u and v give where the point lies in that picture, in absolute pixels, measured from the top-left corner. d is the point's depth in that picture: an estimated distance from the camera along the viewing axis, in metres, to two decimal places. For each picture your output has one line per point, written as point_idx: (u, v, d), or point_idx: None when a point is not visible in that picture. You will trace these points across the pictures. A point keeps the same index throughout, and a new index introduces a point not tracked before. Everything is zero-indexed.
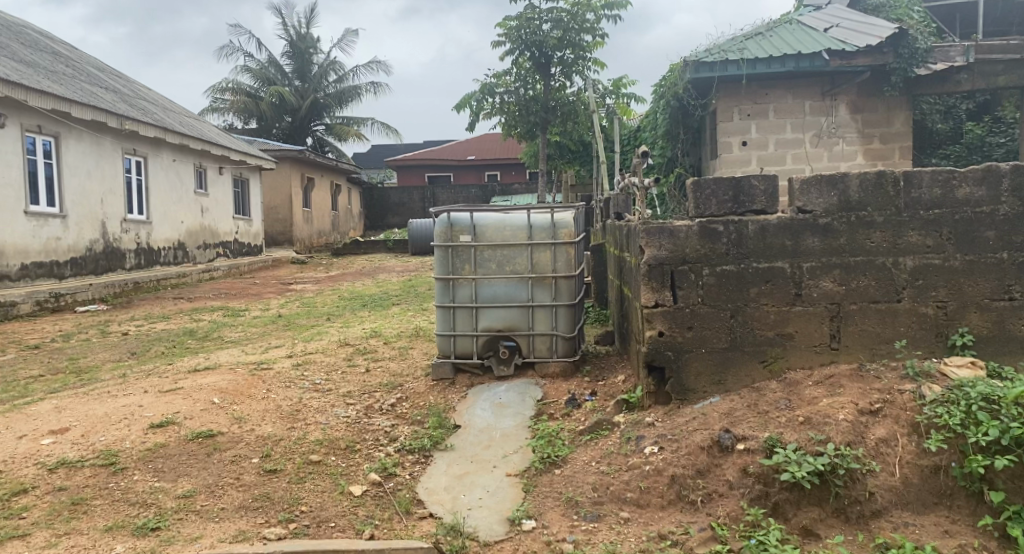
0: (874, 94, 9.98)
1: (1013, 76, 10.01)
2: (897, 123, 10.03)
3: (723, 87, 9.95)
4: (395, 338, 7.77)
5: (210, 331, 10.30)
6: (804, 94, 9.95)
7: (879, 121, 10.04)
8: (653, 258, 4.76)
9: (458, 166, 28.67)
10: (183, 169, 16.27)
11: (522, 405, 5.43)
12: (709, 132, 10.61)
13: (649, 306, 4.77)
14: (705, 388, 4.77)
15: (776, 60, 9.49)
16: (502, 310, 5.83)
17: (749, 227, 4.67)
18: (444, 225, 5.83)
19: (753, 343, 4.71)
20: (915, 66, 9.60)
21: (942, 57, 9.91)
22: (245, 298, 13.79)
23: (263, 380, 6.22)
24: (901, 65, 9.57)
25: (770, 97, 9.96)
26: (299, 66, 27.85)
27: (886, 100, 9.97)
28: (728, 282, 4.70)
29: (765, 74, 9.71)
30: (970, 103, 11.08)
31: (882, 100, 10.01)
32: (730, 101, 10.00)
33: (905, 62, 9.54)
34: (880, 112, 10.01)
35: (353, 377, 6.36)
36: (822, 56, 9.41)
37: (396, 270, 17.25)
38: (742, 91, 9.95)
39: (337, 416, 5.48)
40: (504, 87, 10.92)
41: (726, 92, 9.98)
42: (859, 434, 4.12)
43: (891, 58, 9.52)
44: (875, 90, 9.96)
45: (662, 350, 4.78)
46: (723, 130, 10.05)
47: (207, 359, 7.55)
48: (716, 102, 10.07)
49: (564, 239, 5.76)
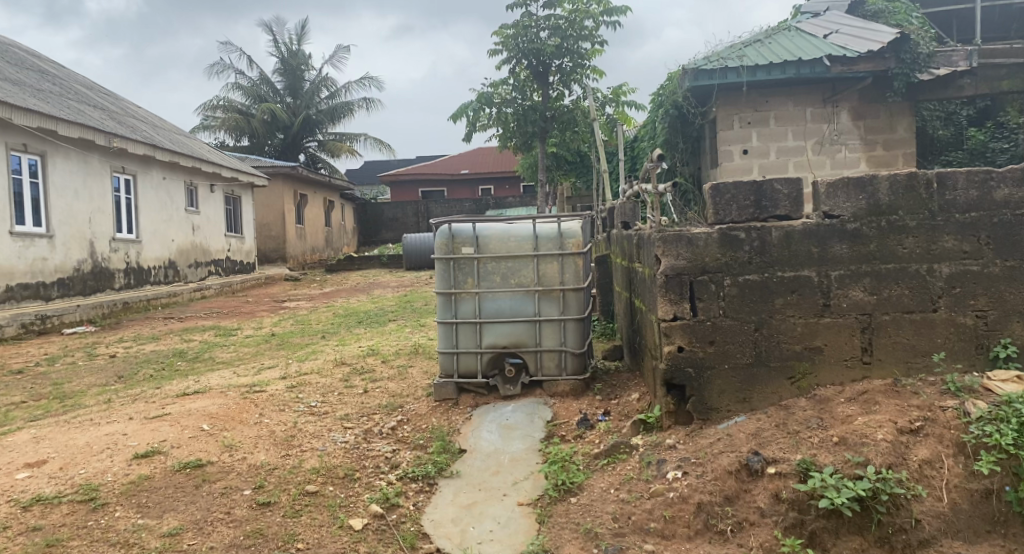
0: (877, 100, 9.75)
1: (1016, 80, 9.85)
2: (899, 129, 9.82)
3: (723, 95, 9.71)
4: (393, 357, 7.43)
5: (200, 352, 9.95)
6: (806, 102, 9.71)
7: (882, 127, 9.82)
8: (670, 268, 4.47)
9: (452, 181, 28.42)
10: (173, 186, 15.95)
11: (532, 427, 5.11)
12: (708, 141, 10.36)
13: (667, 320, 4.49)
14: (729, 407, 4.47)
15: (777, 67, 9.26)
16: (507, 326, 5.51)
17: (772, 234, 4.39)
18: (445, 237, 5.53)
19: (780, 358, 4.41)
20: (917, 71, 9.40)
21: (945, 62, 9.72)
22: (237, 317, 13.45)
23: (256, 404, 5.87)
24: (903, 71, 9.36)
25: (771, 104, 9.71)
26: (291, 83, 27.64)
27: (889, 106, 9.76)
28: (751, 293, 4.42)
29: (766, 81, 9.47)
30: (971, 109, 10.86)
31: (884, 106, 9.80)
32: (729, 109, 9.73)
33: (907, 67, 9.33)
34: (882, 118, 9.79)
35: (350, 399, 6.02)
36: (822, 63, 9.19)
37: (391, 286, 16.95)
38: (742, 98, 9.69)
39: (334, 441, 5.14)
40: (501, 96, 10.64)
41: (727, 101, 9.72)
42: (901, 455, 3.82)
43: (892, 63, 9.31)
44: (877, 96, 9.74)
45: (681, 367, 4.49)
46: (722, 139, 9.79)
47: (197, 383, 7.20)
48: (716, 110, 9.78)
49: (572, 249, 5.45)
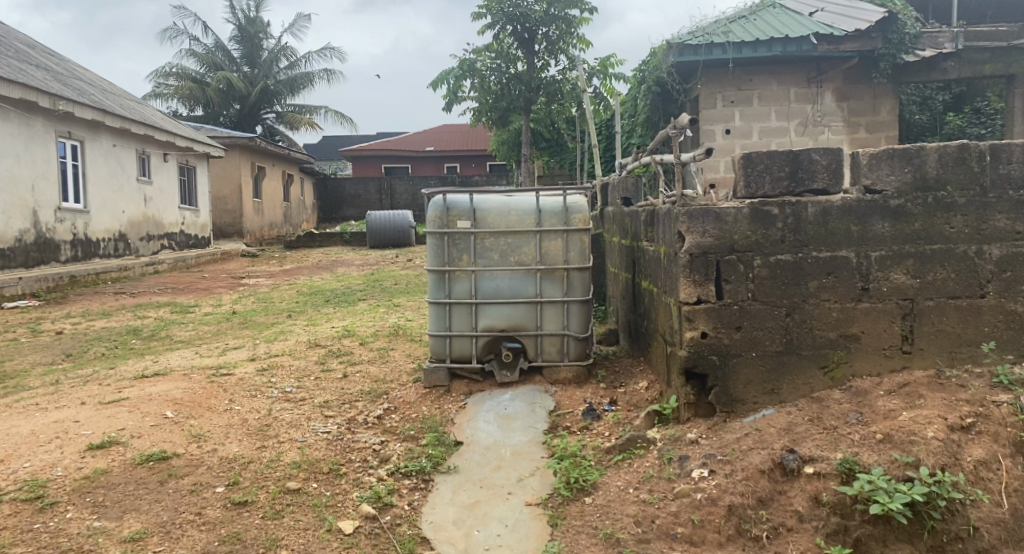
0: (861, 81, 9.41)
1: (1000, 65, 9.59)
2: (883, 112, 9.50)
3: (708, 71, 9.31)
4: (371, 339, 6.94)
5: (156, 329, 9.32)
6: (790, 80, 9.35)
7: (866, 110, 9.50)
8: (695, 246, 4.08)
9: (416, 157, 27.72)
10: (125, 154, 15.09)
11: (533, 418, 4.69)
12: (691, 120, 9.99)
13: (690, 303, 4.09)
14: (755, 398, 4.09)
15: (763, 44, 8.88)
16: (505, 308, 5.06)
17: (808, 210, 4.01)
18: (439, 209, 5.04)
19: (813, 346, 4.04)
20: (902, 52, 9.12)
21: (930, 43, 9.56)
22: (193, 293, 12.77)
23: (224, 388, 5.34)
24: (889, 51, 9.07)
25: (755, 83, 9.36)
26: (249, 51, 26.62)
27: (873, 88, 9.43)
28: (784, 274, 4.04)
29: (752, 58, 9.09)
30: (946, 94, 10.52)
31: (869, 88, 9.46)
32: (713, 87, 9.36)
33: (894, 48, 9.05)
34: (866, 100, 9.47)
35: (328, 385, 5.53)
36: (810, 41, 8.81)
37: (355, 264, 16.34)
38: (727, 75, 9.33)
39: (315, 432, 4.66)
40: (483, 63, 10.14)
41: (711, 77, 9.35)
42: (954, 455, 3.49)
43: (879, 43, 8.99)
44: (862, 77, 9.39)
45: (705, 355, 4.10)
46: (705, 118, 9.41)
47: (155, 363, 6.61)
48: (699, 87, 9.40)
49: (578, 226, 5.02)
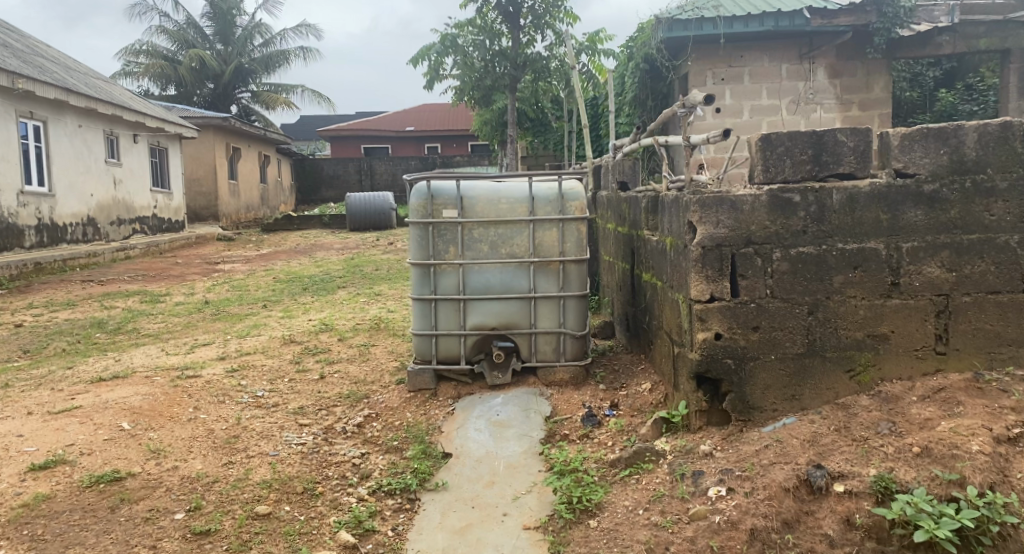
0: (854, 57, 8.98)
1: (994, 39, 9.03)
2: (876, 89, 9.04)
3: (699, 48, 8.88)
4: (350, 334, 6.50)
5: (123, 321, 8.83)
6: (781, 57, 8.91)
7: (858, 86, 9.03)
8: (708, 238, 3.68)
9: (396, 137, 27.11)
10: (92, 136, 14.44)
11: (527, 425, 4.30)
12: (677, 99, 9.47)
13: (701, 301, 3.70)
14: (775, 405, 3.71)
15: (754, 18, 8.40)
16: (496, 304, 4.65)
17: (833, 197, 3.61)
18: (423, 197, 4.60)
19: (837, 348, 3.66)
20: (898, 26, 8.62)
21: (926, 17, 8.96)
22: (165, 280, 12.25)
23: (189, 393, 4.90)
24: (884, 25, 8.60)
25: (746, 59, 8.92)
26: (221, 29, 25.81)
27: (867, 64, 8.99)
28: (806, 268, 3.65)
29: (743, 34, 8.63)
30: (937, 71, 10.23)
31: (862, 64, 9.01)
32: (702, 64, 8.94)
33: (889, 22, 8.57)
34: (859, 77, 9.01)
35: (304, 388, 5.10)
36: (803, 15, 8.37)
37: (335, 249, 15.83)
38: (718, 52, 8.89)
39: (288, 444, 4.23)
40: (466, 39, 9.65)
41: (700, 54, 8.91)
42: (1002, 471, 3.12)
43: (873, 18, 8.56)
44: (854, 53, 8.97)
45: (719, 358, 3.71)
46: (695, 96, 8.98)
47: (118, 362, 6.14)
48: (689, 64, 8.97)
49: (574, 214, 4.60)
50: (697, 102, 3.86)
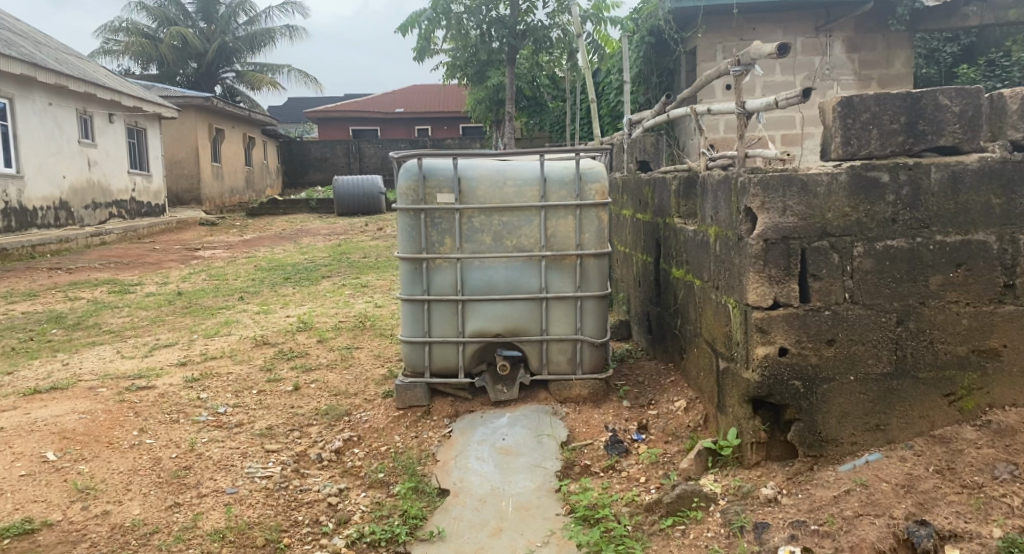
0: (875, 28, 8.05)
1: None
2: (897, 64, 8.15)
3: (709, 20, 8.02)
4: (332, 334, 5.72)
5: (85, 315, 8.01)
6: (796, 30, 8.07)
7: (878, 61, 8.14)
8: (772, 229, 2.93)
9: (386, 119, 26.20)
10: (63, 114, 13.54)
11: (540, 454, 3.56)
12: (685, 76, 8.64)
13: (763, 309, 2.96)
14: (853, 438, 2.97)
15: None
16: (500, 306, 3.90)
17: (932, 177, 2.87)
18: (413, 178, 3.83)
19: (933, 367, 2.93)
20: None
21: None
22: (139, 268, 11.43)
23: (136, 410, 4.11)
24: None
25: (757, 32, 8.06)
26: (203, 5, 24.78)
27: (887, 36, 8.07)
28: (896, 266, 2.91)
29: (758, 5, 7.77)
30: (954, 46, 9.33)
31: (883, 36, 8.09)
32: (713, 37, 8.06)
33: None
34: (879, 51, 8.12)
35: (274, 403, 4.32)
36: None
37: (321, 234, 15.02)
38: (729, 24, 8.03)
39: (250, 477, 3.45)
40: (459, 7, 8.79)
41: (711, 26, 8.05)
42: None
43: None
44: (875, 24, 8.04)
45: (784, 380, 2.97)
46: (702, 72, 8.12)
47: (65, 366, 5.33)
48: (698, 37, 8.09)
49: (594, 199, 3.84)
50: (759, 56, 3.09)
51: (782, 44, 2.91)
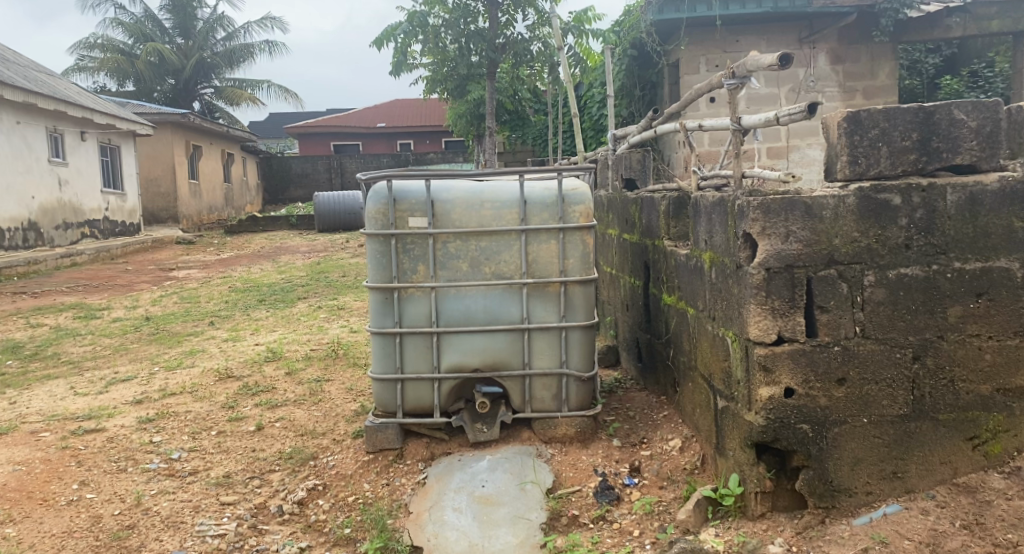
0: (859, 41, 7.83)
1: (1008, 21, 7.77)
2: (881, 75, 7.91)
3: (691, 32, 7.74)
4: (302, 366, 5.36)
5: (46, 343, 7.61)
6: (780, 41, 7.84)
7: (862, 73, 7.89)
8: (774, 258, 2.63)
9: (366, 134, 25.85)
10: (32, 133, 13.13)
11: (523, 504, 3.25)
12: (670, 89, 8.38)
13: (766, 347, 2.66)
14: (868, 487, 2.70)
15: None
16: (478, 338, 3.59)
17: (948, 201, 2.61)
18: (382, 202, 3.53)
19: (954, 407, 2.67)
20: (908, 7, 7.49)
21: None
22: (108, 291, 11.01)
23: (79, 458, 3.76)
24: (892, 5, 7.44)
25: (742, 45, 7.82)
26: (180, 21, 24.40)
27: (872, 47, 7.84)
28: (913, 297, 2.64)
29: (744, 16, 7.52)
30: (938, 57, 9.10)
31: (866, 48, 7.86)
32: (696, 49, 7.79)
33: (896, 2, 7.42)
34: (864, 62, 7.86)
35: (234, 446, 3.98)
36: None
37: (300, 252, 14.64)
38: (713, 37, 7.78)
39: (200, 537, 3.12)
40: (437, 19, 8.48)
41: (694, 39, 7.78)
42: None
43: None
44: (859, 36, 7.82)
45: (791, 424, 2.68)
46: (686, 85, 7.84)
47: (12, 404, 4.95)
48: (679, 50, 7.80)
49: (577, 222, 3.55)
50: (758, 68, 2.81)
51: (782, 54, 2.64)
